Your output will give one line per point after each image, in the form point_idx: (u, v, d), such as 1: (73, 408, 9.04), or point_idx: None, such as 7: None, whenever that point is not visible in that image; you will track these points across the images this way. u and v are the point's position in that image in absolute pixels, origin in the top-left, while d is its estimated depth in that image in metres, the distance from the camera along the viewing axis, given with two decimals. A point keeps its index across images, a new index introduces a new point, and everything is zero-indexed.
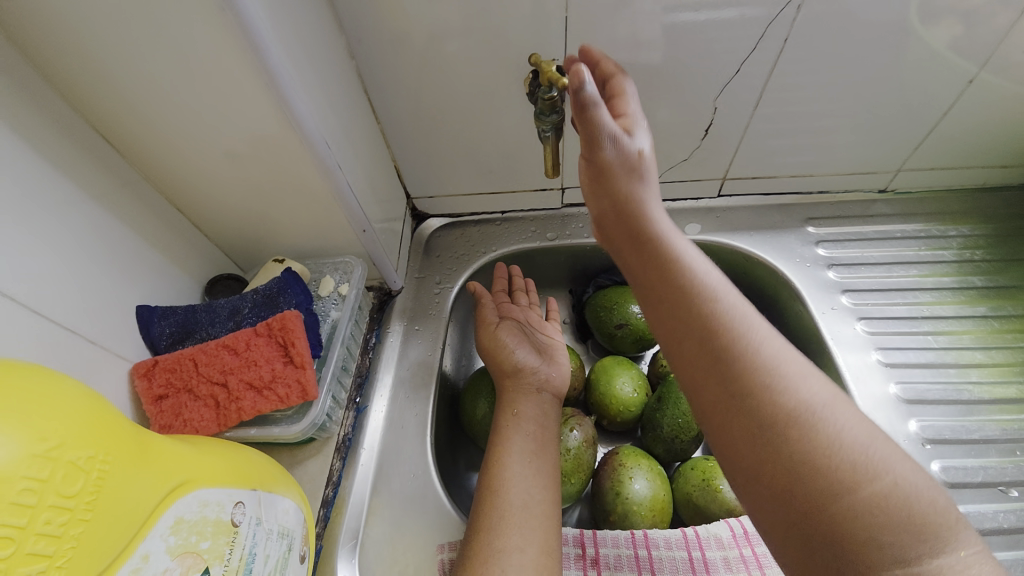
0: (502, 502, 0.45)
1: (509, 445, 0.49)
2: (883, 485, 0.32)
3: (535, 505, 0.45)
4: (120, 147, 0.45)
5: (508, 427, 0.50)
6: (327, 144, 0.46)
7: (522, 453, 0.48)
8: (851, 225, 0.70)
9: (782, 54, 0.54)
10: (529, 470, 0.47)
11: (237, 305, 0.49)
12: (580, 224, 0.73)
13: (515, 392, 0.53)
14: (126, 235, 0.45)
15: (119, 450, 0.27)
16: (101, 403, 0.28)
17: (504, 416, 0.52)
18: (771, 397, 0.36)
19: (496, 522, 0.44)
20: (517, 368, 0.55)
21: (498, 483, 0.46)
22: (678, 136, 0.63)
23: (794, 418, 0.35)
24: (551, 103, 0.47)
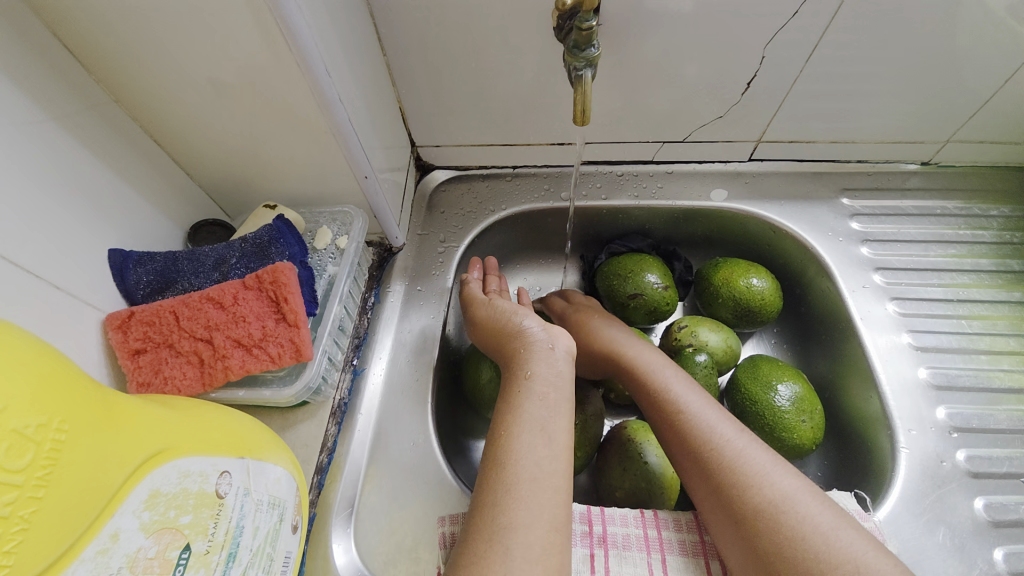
0: (507, 477, 0.40)
1: (518, 414, 0.43)
2: (834, 536, 0.38)
3: (546, 482, 0.40)
4: (85, 63, 0.38)
5: (517, 394, 0.45)
6: (327, 72, 0.40)
7: (534, 425, 0.43)
8: (887, 198, 0.65)
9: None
10: (541, 442, 0.42)
11: (223, 254, 0.44)
12: (598, 185, 0.67)
13: (528, 359, 0.48)
14: (93, 168, 0.40)
15: (77, 418, 0.24)
16: (57, 359, 0.24)
17: (514, 384, 0.46)
18: (734, 466, 0.43)
19: (499, 498, 0.39)
20: (530, 334, 0.50)
21: (505, 455, 0.41)
22: (716, 90, 0.57)
23: (756, 485, 0.41)
24: (586, 35, 0.41)
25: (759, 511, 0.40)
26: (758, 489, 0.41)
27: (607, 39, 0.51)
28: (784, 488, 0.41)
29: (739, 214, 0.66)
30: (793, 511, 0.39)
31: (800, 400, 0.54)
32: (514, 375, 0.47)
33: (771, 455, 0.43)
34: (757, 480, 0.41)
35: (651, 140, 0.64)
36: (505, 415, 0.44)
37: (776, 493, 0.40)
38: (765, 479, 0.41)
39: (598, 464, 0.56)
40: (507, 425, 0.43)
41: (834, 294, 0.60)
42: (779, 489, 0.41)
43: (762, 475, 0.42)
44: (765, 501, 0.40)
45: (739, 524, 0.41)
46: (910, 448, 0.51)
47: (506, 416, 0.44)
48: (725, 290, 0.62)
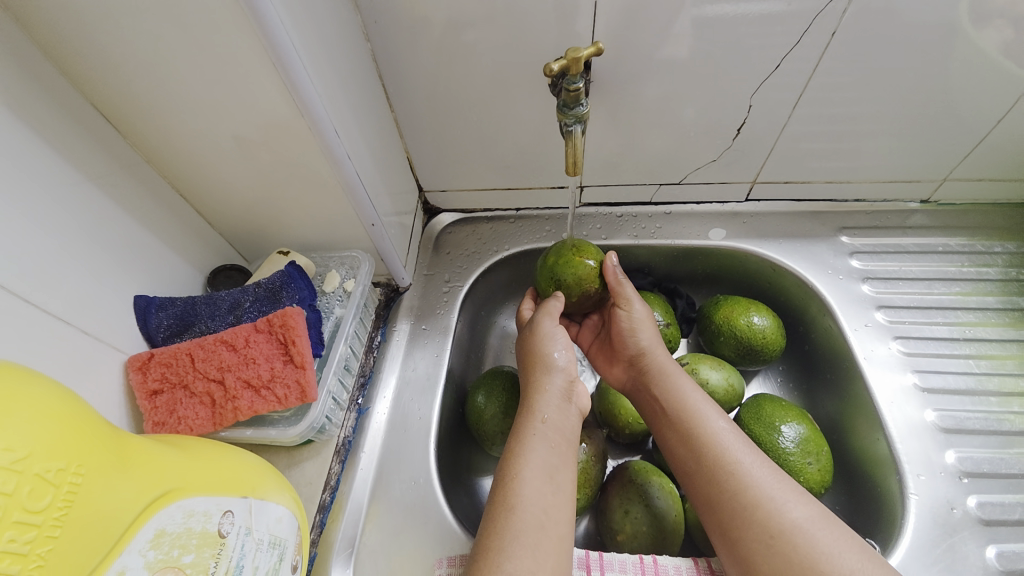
0: (515, 520, 0.40)
1: (527, 454, 0.44)
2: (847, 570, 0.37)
3: (551, 526, 0.41)
4: (123, 130, 0.43)
5: (529, 434, 0.46)
6: (337, 133, 0.44)
7: (543, 465, 0.44)
8: (887, 236, 0.66)
9: (827, 51, 0.50)
10: (549, 485, 0.43)
11: (238, 298, 0.47)
12: (598, 225, 0.70)
13: (541, 397, 0.49)
14: (125, 221, 0.44)
15: (93, 460, 0.26)
16: (78, 406, 0.26)
17: (527, 423, 0.47)
18: (744, 497, 0.42)
19: (505, 543, 0.39)
20: (548, 371, 0.51)
21: (512, 497, 0.42)
22: (708, 136, 0.60)
23: (768, 517, 0.40)
24: (575, 95, 0.44)
25: (774, 545, 0.39)
26: (773, 519, 0.40)
27: (600, 93, 0.55)
28: (799, 517, 0.40)
29: (738, 252, 0.67)
30: (808, 541, 0.39)
31: (806, 441, 0.53)
32: (528, 414, 0.48)
33: (788, 484, 0.42)
34: (771, 509, 0.41)
35: (648, 183, 0.66)
36: (514, 455, 0.44)
37: (789, 523, 0.40)
38: (780, 508, 0.40)
39: (601, 505, 0.55)
40: (514, 466, 0.44)
41: (837, 332, 0.60)
42: (791, 519, 0.40)
43: (778, 505, 0.41)
44: (779, 532, 0.39)
45: (753, 559, 0.40)
46: (920, 494, 0.50)
47: (517, 456, 0.44)
48: (726, 328, 0.62)
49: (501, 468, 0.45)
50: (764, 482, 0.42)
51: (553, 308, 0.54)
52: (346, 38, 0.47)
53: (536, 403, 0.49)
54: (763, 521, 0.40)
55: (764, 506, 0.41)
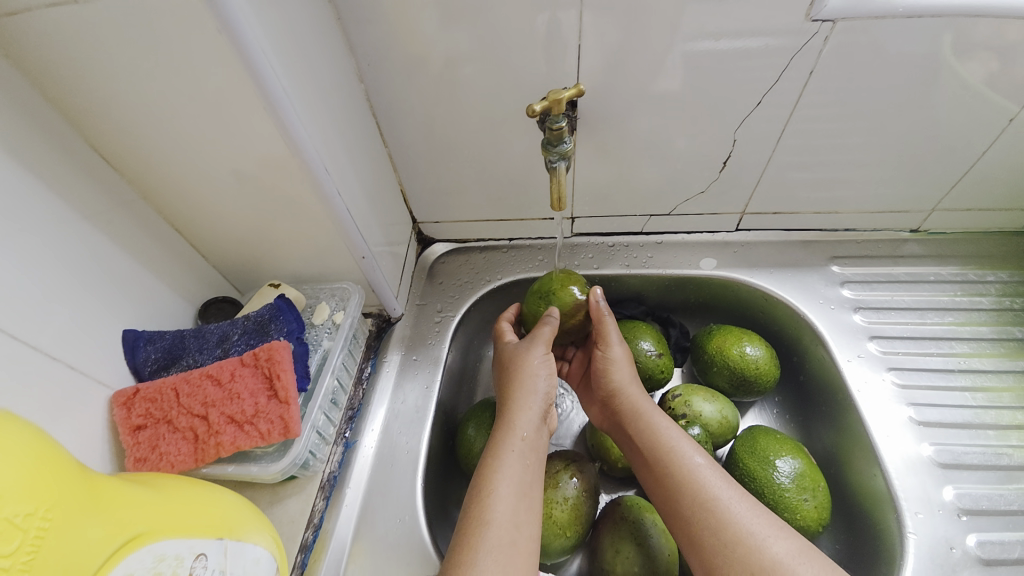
0: (489, 537, 0.41)
1: (504, 471, 0.45)
2: None
3: (520, 540, 0.42)
4: (121, 169, 0.44)
5: (507, 450, 0.46)
6: (327, 170, 0.45)
7: (517, 482, 0.44)
8: (879, 265, 0.66)
9: (806, 89, 0.52)
10: (521, 502, 0.44)
11: (227, 331, 0.48)
12: (589, 255, 0.70)
13: (521, 415, 0.49)
14: (117, 255, 0.44)
15: (64, 504, 0.26)
16: (50, 449, 0.26)
17: (505, 439, 0.47)
18: (715, 520, 0.43)
19: (480, 559, 0.39)
20: (530, 392, 0.51)
21: (488, 513, 0.42)
22: (695, 168, 0.61)
23: (737, 541, 0.41)
24: (558, 134, 0.46)
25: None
26: (754, 554, 0.40)
27: (588, 129, 0.57)
28: (780, 552, 0.40)
29: (730, 281, 0.67)
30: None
31: (801, 476, 0.52)
32: (507, 430, 0.48)
33: (770, 518, 0.43)
34: (753, 544, 0.41)
35: (638, 213, 0.67)
36: (491, 470, 0.45)
37: (771, 559, 0.40)
38: (762, 543, 0.41)
39: (592, 543, 0.54)
40: (491, 482, 0.44)
41: (831, 363, 0.60)
42: (773, 554, 0.40)
43: (760, 540, 0.41)
44: (761, 567, 0.39)
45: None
46: (918, 534, 0.49)
47: (494, 472, 0.45)
48: (719, 358, 0.62)
49: (478, 482, 0.45)
50: (746, 518, 0.42)
51: (546, 333, 0.53)
52: (341, 79, 0.49)
53: (516, 420, 0.49)
54: (744, 556, 0.40)
55: (746, 541, 0.41)
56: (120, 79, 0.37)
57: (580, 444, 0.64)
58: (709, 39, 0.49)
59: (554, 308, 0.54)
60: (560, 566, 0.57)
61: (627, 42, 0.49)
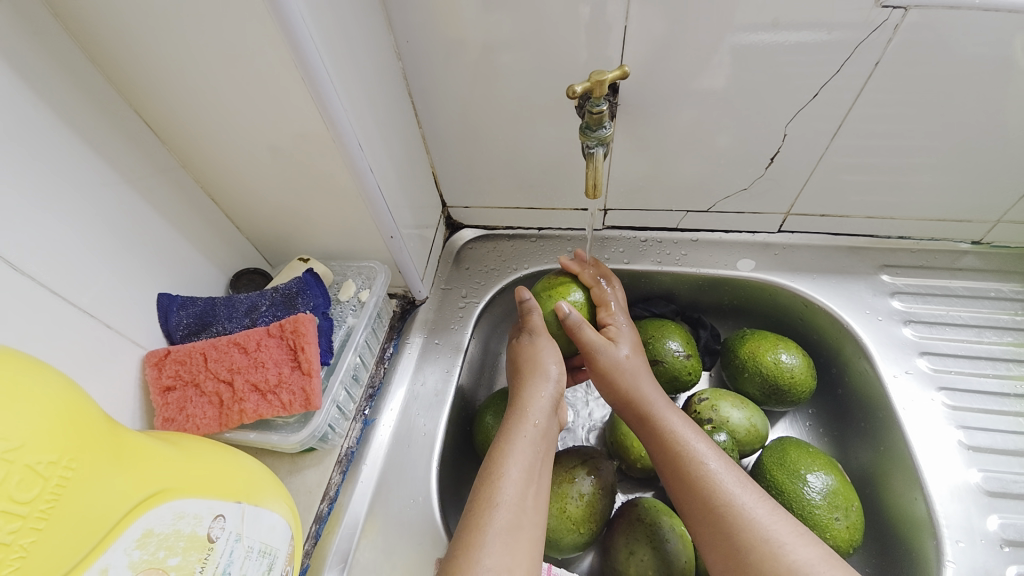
0: (497, 517, 0.40)
1: (513, 454, 0.44)
2: None
3: (526, 526, 0.41)
4: (163, 137, 0.45)
5: (520, 436, 0.46)
6: (360, 146, 0.45)
7: (525, 465, 0.44)
8: (934, 277, 0.61)
9: (867, 85, 0.48)
10: (528, 487, 0.43)
11: (256, 302, 0.48)
12: (621, 249, 0.68)
13: (536, 402, 0.48)
14: (156, 221, 0.46)
15: (87, 456, 0.27)
16: (77, 400, 0.27)
17: (516, 424, 0.47)
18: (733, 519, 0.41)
19: (487, 539, 0.39)
20: (548, 383, 0.50)
21: (497, 495, 0.41)
22: (738, 164, 0.58)
23: (755, 540, 0.39)
24: (597, 118, 0.44)
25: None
26: (770, 561, 0.38)
27: (627, 119, 0.54)
28: (800, 560, 0.38)
29: (767, 285, 0.64)
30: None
31: (833, 494, 0.49)
32: (520, 417, 0.47)
33: (789, 522, 0.41)
34: (769, 551, 0.39)
35: (675, 209, 0.65)
36: (502, 454, 0.44)
37: (788, 566, 0.38)
38: (779, 549, 0.39)
39: (606, 542, 0.53)
40: (502, 464, 0.43)
41: (873, 377, 0.56)
42: (790, 561, 0.38)
43: (777, 548, 0.39)
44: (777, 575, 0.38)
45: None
46: (957, 563, 0.45)
47: (503, 455, 0.44)
48: (751, 364, 0.59)
49: (488, 463, 0.44)
50: (765, 522, 0.40)
51: (535, 322, 0.53)
52: (378, 56, 0.48)
53: (528, 406, 0.48)
54: (760, 560, 0.39)
55: (761, 548, 0.39)
56: (165, 47, 0.38)
57: (599, 442, 0.63)
58: (764, 30, 0.46)
59: (562, 304, 0.52)
60: (571, 562, 0.56)
61: (676, 30, 0.46)
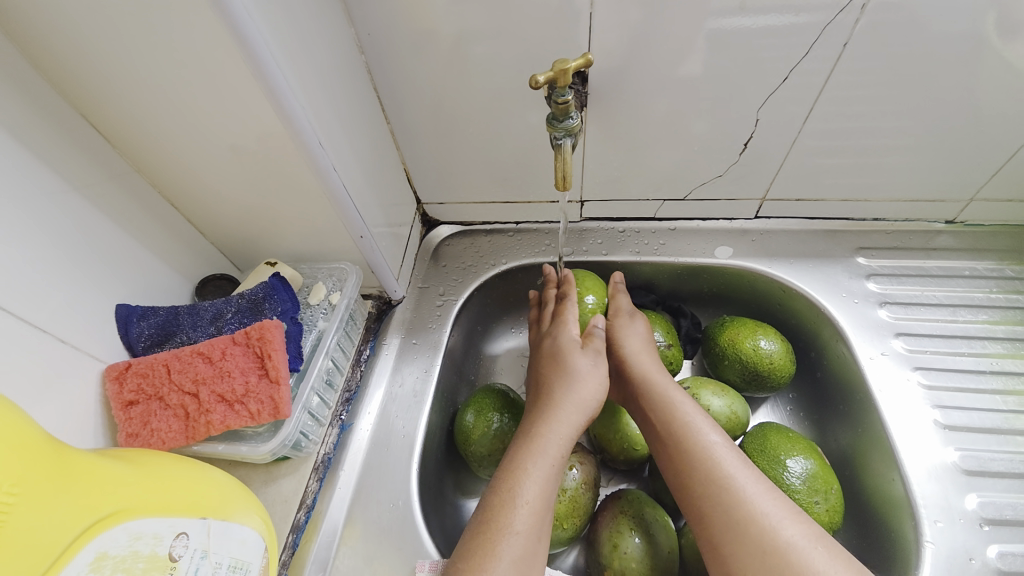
0: (512, 544, 0.40)
1: (531, 475, 0.43)
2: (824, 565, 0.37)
3: (539, 548, 0.41)
4: (112, 140, 0.43)
5: (539, 455, 0.44)
6: (321, 144, 0.43)
7: (544, 487, 0.43)
8: (909, 258, 0.62)
9: (836, 67, 0.48)
10: (544, 512, 0.42)
11: (221, 309, 0.47)
12: (598, 241, 0.68)
13: (557, 418, 0.47)
14: (111, 229, 0.44)
15: (30, 480, 0.26)
16: (19, 424, 0.26)
17: (532, 440, 0.45)
18: (731, 500, 0.40)
19: (502, 566, 0.39)
20: (579, 400, 0.48)
21: (514, 522, 0.41)
22: (713, 151, 0.57)
23: (752, 518, 0.39)
24: (563, 108, 0.43)
25: (768, 561, 0.37)
26: (769, 535, 0.38)
27: (598, 108, 0.53)
28: (795, 535, 0.38)
29: (746, 272, 0.64)
30: (807, 562, 0.37)
31: (813, 478, 0.49)
32: (539, 434, 0.46)
33: (784, 501, 0.40)
34: (768, 525, 0.38)
35: (651, 198, 0.64)
36: (513, 470, 0.43)
37: (784, 541, 0.38)
38: (776, 525, 0.38)
39: (591, 537, 0.52)
40: (518, 485, 0.42)
41: (851, 360, 0.56)
42: (786, 537, 0.38)
43: (773, 522, 0.39)
44: (772, 548, 0.37)
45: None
46: (935, 543, 0.46)
47: (519, 475, 0.43)
48: (731, 351, 0.59)
49: (501, 484, 0.43)
50: (761, 499, 0.40)
51: (599, 345, 0.52)
52: (337, 50, 0.46)
53: (547, 421, 0.47)
54: (757, 535, 0.38)
55: (760, 522, 0.39)
56: (107, 45, 0.36)
57: (582, 436, 0.63)
58: (732, 12, 0.45)
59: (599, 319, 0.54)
60: (556, 558, 0.55)
61: (642, 16, 0.45)
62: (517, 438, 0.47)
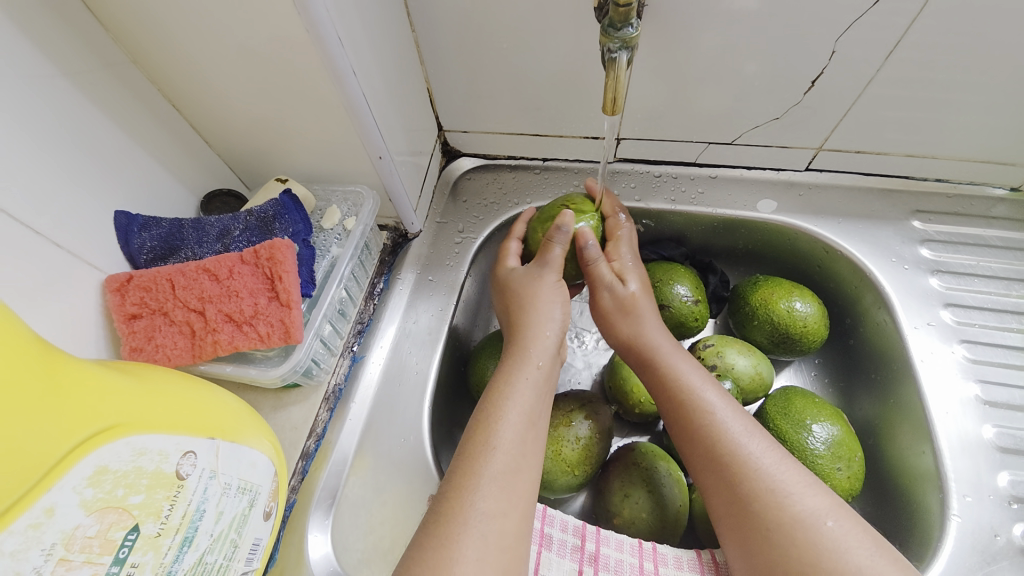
0: (493, 461, 0.37)
1: (512, 397, 0.41)
2: (826, 538, 0.35)
3: (525, 470, 0.38)
4: (99, 15, 0.37)
5: (520, 378, 0.42)
6: (340, 40, 0.38)
7: (525, 407, 0.40)
8: (967, 225, 0.57)
9: None
10: (528, 430, 0.40)
11: (228, 226, 0.44)
12: (632, 185, 0.62)
13: (537, 342, 0.45)
14: (105, 127, 0.40)
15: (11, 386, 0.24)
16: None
17: (513, 369, 0.43)
18: (740, 471, 0.38)
19: (483, 482, 0.36)
20: (541, 330, 0.45)
21: (494, 437, 0.38)
22: (774, 90, 0.50)
23: (758, 492, 0.37)
24: (624, 13, 0.38)
25: (771, 537, 0.36)
26: (774, 511, 0.36)
27: (651, 27, 0.46)
28: (805, 511, 0.36)
29: (788, 229, 0.59)
30: (817, 536, 0.35)
31: (838, 444, 0.48)
32: (521, 357, 0.44)
33: (799, 473, 0.38)
34: (774, 501, 0.37)
35: (696, 140, 0.58)
36: (500, 396, 0.41)
37: (792, 517, 0.36)
38: (783, 500, 0.36)
39: (600, 485, 0.51)
40: (500, 407, 0.40)
41: (891, 329, 0.53)
42: (794, 512, 0.36)
43: (782, 498, 0.37)
44: (777, 525, 0.36)
45: (751, 547, 0.37)
46: (961, 517, 0.45)
47: (500, 396, 0.41)
48: (763, 312, 0.56)
49: (486, 407, 0.41)
50: (771, 472, 0.38)
51: (554, 255, 0.47)
52: None
53: (529, 349, 0.44)
54: (761, 510, 0.37)
55: (766, 498, 0.37)
56: None
57: (596, 385, 0.61)
58: None
59: (567, 219, 0.47)
60: (563, 502, 0.55)
61: None
62: (499, 365, 0.45)
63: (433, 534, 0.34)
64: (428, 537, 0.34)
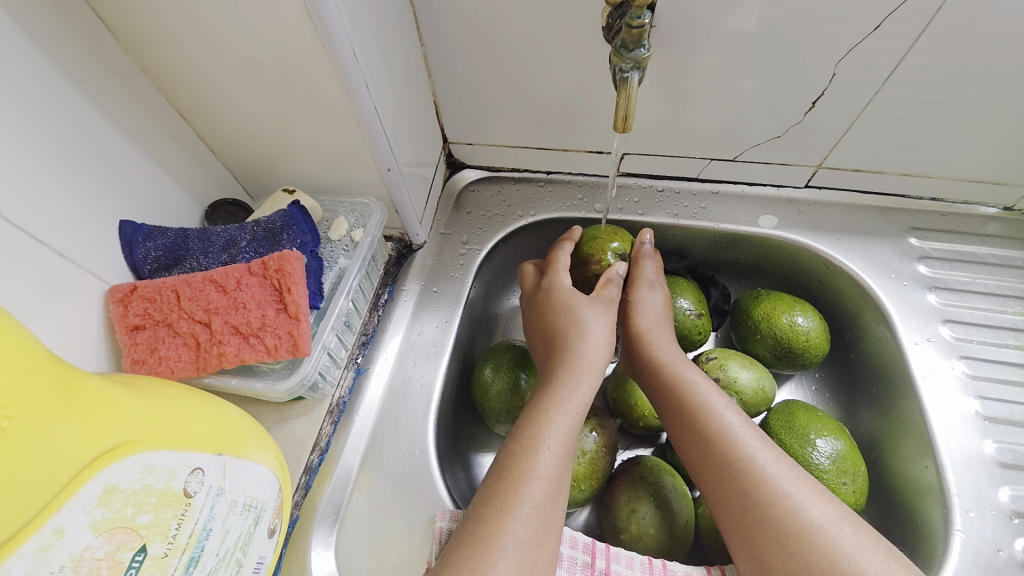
0: (532, 489, 0.37)
1: (556, 422, 0.40)
2: (841, 543, 0.35)
3: (559, 498, 0.38)
4: (110, 24, 0.37)
5: (566, 404, 0.41)
6: (355, 54, 0.38)
7: (568, 435, 0.40)
8: (962, 243, 0.58)
9: (929, 30, 0.42)
10: (567, 462, 0.39)
11: (235, 236, 0.44)
12: (635, 199, 0.63)
13: (582, 365, 0.44)
14: (112, 135, 0.39)
15: (24, 403, 0.23)
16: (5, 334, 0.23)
17: (556, 390, 0.42)
18: (753, 479, 0.38)
19: (522, 510, 0.35)
20: (592, 357, 0.44)
21: (538, 466, 0.38)
22: (776, 109, 0.51)
23: (774, 499, 0.37)
24: (636, 34, 0.39)
25: (790, 544, 0.35)
26: (790, 517, 0.36)
27: (658, 45, 0.47)
28: (820, 517, 0.36)
29: (789, 245, 0.60)
30: (833, 542, 0.35)
31: (842, 459, 0.48)
32: (572, 384, 0.43)
33: (807, 480, 0.38)
34: (789, 507, 0.37)
35: (698, 156, 0.59)
36: (542, 417, 0.40)
37: (808, 523, 0.36)
38: (799, 506, 0.36)
39: (606, 499, 0.51)
40: (542, 430, 0.39)
41: (892, 344, 0.54)
42: (811, 519, 0.36)
43: (797, 504, 0.37)
44: (796, 531, 0.36)
45: (768, 559, 0.36)
46: (965, 532, 0.45)
47: (544, 422, 0.40)
48: (764, 326, 0.56)
49: (526, 429, 0.40)
50: (784, 479, 0.38)
51: (615, 293, 0.48)
52: None
53: (570, 363, 0.44)
54: (777, 516, 0.37)
55: (781, 503, 0.37)
56: None
57: (599, 399, 0.61)
58: None
59: (620, 265, 0.49)
60: (568, 517, 0.55)
61: None
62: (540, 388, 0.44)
63: (466, 556, 0.33)
64: (462, 557, 0.33)
